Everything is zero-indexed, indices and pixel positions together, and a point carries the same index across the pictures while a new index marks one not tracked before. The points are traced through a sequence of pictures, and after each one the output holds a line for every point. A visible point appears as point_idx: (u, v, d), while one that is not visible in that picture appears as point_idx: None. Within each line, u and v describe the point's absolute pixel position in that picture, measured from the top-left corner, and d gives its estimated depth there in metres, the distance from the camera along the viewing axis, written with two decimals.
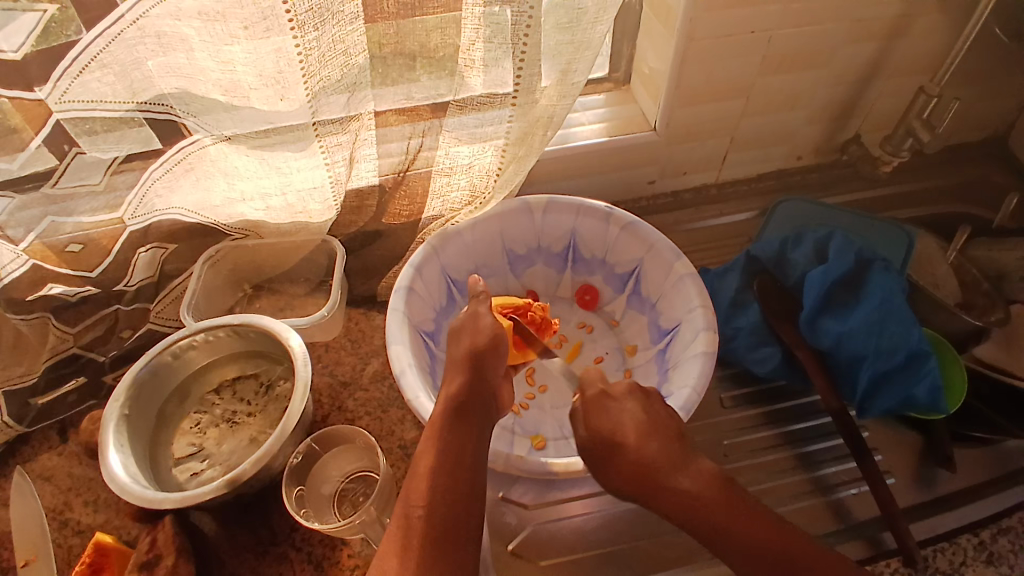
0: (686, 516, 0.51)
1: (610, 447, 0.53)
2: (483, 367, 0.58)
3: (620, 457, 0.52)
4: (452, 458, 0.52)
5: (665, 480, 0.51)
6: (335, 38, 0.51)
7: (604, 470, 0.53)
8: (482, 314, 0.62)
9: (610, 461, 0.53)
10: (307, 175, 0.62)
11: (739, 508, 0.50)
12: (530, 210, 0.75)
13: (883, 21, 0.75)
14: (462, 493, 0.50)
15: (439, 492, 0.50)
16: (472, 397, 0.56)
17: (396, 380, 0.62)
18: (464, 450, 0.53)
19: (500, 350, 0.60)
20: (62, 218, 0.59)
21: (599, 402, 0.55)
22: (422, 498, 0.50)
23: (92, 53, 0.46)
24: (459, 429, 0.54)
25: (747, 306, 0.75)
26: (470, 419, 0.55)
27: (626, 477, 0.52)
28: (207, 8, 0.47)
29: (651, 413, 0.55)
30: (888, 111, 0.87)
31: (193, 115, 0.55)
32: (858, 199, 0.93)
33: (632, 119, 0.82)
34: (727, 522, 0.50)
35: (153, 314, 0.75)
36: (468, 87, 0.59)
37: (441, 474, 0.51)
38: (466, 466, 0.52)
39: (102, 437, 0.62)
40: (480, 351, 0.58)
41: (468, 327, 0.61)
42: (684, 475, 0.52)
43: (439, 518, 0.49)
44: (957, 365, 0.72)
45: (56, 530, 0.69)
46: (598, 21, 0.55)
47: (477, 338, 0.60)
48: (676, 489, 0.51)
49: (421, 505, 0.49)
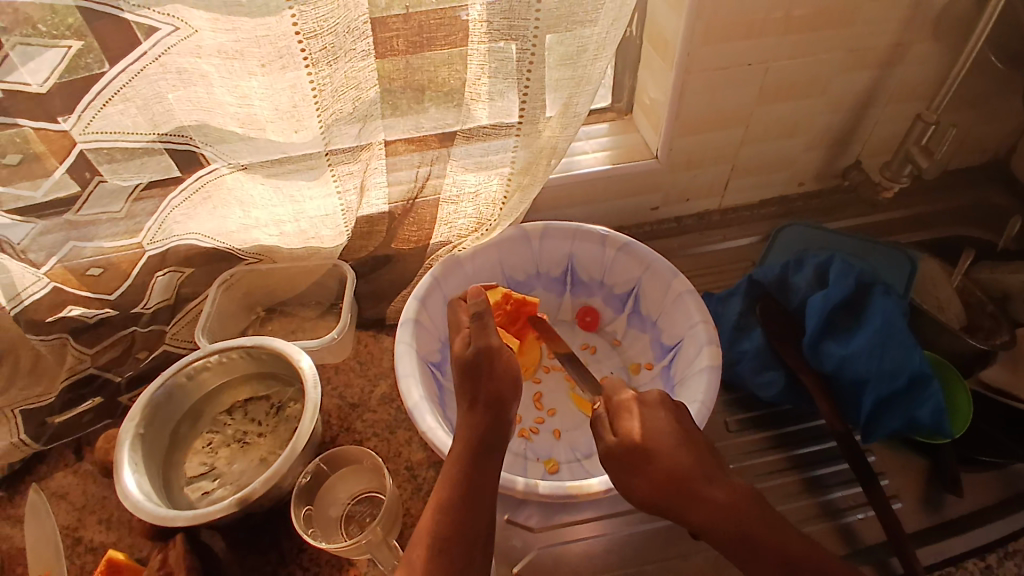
0: (718, 527, 0.50)
1: (641, 454, 0.52)
2: (506, 409, 0.57)
3: (652, 466, 0.52)
4: (472, 498, 0.53)
5: (698, 489, 0.51)
6: (347, 74, 0.54)
7: (630, 478, 0.52)
8: (497, 355, 0.59)
9: (641, 469, 0.52)
10: (319, 203, 0.64)
11: (777, 525, 0.50)
12: (528, 237, 0.77)
13: (879, 52, 0.76)
14: (479, 532, 0.52)
15: (461, 528, 0.51)
16: (491, 436, 0.56)
17: (409, 414, 0.63)
18: (483, 491, 0.53)
19: (513, 390, 0.58)
20: (82, 243, 0.62)
21: (628, 408, 0.56)
22: (446, 529, 0.51)
23: (115, 88, 0.49)
24: (480, 472, 0.54)
25: (750, 330, 0.75)
26: (488, 460, 0.55)
27: (664, 481, 0.51)
28: (226, 47, 0.49)
29: (680, 423, 0.55)
30: (887, 138, 0.89)
31: (211, 145, 0.57)
32: (858, 224, 0.94)
33: (634, 147, 0.84)
34: (763, 534, 0.50)
35: (169, 336, 0.77)
36: (475, 119, 0.61)
37: (463, 511, 0.52)
38: (483, 502, 0.53)
39: (118, 454, 0.64)
40: (501, 391, 0.57)
41: (484, 370, 0.58)
42: (716, 484, 0.51)
43: (457, 557, 0.50)
44: (964, 394, 0.71)
45: (69, 547, 0.71)
46: (598, 58, 0.58)
47: (500, 377, 0.58)
48: (710, 496, 0.51)
49: (444, 535, 0.51)
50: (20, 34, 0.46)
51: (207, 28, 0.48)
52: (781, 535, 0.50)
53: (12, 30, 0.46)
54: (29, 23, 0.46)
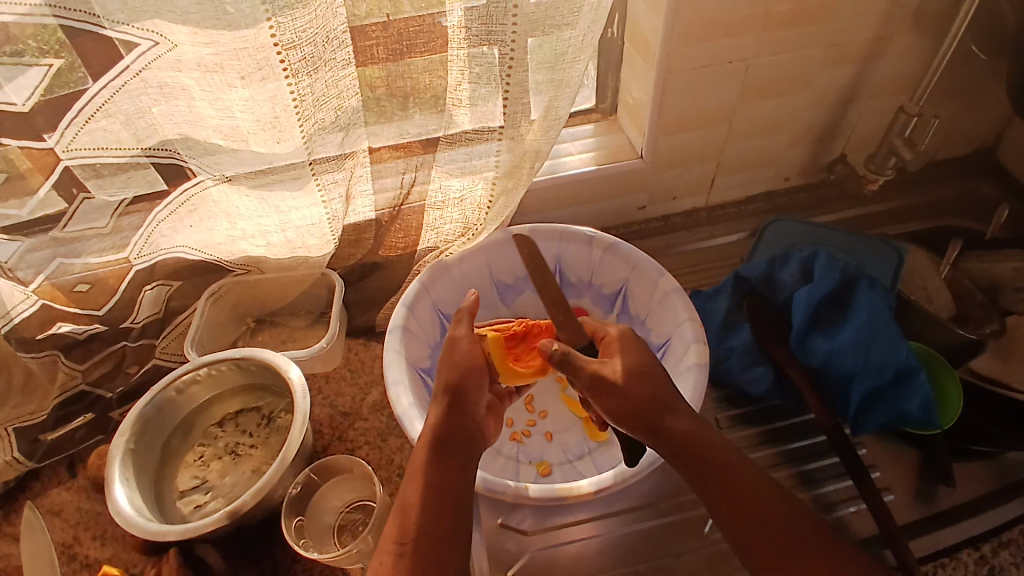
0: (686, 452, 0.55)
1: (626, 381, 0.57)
2: (463, 400, 0.59)
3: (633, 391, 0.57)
4: (434, 492, 0.52)
5: (664, 414, 0.56)
6: (328, 83, 0.54)
7: (612, 400, 0.56)
8: (458, 342, 0.64)
9: (621, 391, 0.56)
10: (305, 213, 0.64)
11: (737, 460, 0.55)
12: (514, 240, 0.77)
13: (860, 46, 0.77)
14: (447, 525, 0.51)
15: (427, 529, 0.50)
16: (451, 429, 0.57)
17: (398, 421, 0.63)
18: (449, 483, 0.54)
19: (476, 376, 0.61)
20: (70, 260, 0.62)
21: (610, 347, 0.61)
22: (407, 534, 0.50)
23: (96, 105, 0.49)
24: (443, 462, 0.55)
25: (738, 327, 0.76)
26: (449, 453, 0.55)
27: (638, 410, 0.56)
28: (207, 60, 0.49)
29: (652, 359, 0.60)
30: (872, 130, 0.89)
31: (195, 157, 0.57)
32: (846, 217, 0.95)
33: (619, 147, 0.85)
34: (729, 471, 0.54)
35: (160, 350, 0.77)
36: (457, 124, 0.61)
37: (428, 509, 0.51)
38: (449, 498, 0.53)
39: (108, 471, 0.63)
40: (458, 383, 0.60)
41: (447, 359, 0.62)
42: (680, 416, 0.57)
43: (425, 551, 0.49)
44: (952, 378, 0.72)
45: (65, 564, 0.71)
46: (577, 60, 0.58)
47: (457, 364, 0.62)
48: (678, 430, 0.56)
49: (409, 540, 0.49)
50: (11, 50, 0.46)
51: (187, 43, 0.48)
52: (745, 468, 0.55)
53: (1, 47, 0.45)
54: (17, 40, 0.45)
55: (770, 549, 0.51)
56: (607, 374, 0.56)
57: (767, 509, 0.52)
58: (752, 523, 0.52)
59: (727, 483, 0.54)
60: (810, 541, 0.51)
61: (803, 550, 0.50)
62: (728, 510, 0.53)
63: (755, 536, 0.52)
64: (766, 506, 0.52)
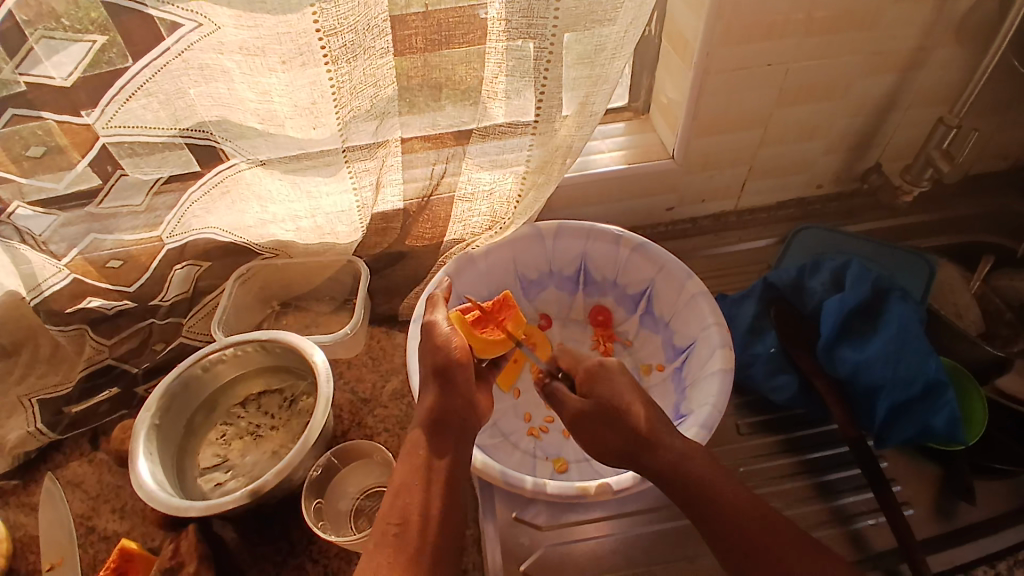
0: (677, 477, 0.56)
1: (607, 414, 0.58)
2: (450, 380, 0.60)
3: (615, 426, 0.57)
4: (425, 477, 0.56)
5: (660, 443, 0.57)
6: (366, 72, 0.54)
7: (602, 431, 0.58)
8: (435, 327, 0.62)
9: (615, 424, 0.57)
10: (336, 200, 0.65)
11: (726, 484, 0.57)
12: (542, 236, 0.77)
13: (900, 54, 0.76)
14: (432, 507, 0.54)
15: (418, 511, 0.53)
16: (445, 409, 0.59)
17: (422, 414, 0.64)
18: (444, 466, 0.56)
19: (463, 353, 0.61)
20: (103, 236, 0.62)
21: (598, 373, 0.61)
22: (397, 516, 0.53)
23: (138, 83, 0.50)
24: (439, 445, 0.57)
25: (764, 333, 0.75)
26: (442, 433, 0.58)
27: (621, 440, 0.57)
28: (249, 43, 0.49)
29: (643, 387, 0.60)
30: (908, 140, 0.88)
31: (230, 140, 0.58)
32: (877, 228, 0.94)
33: (650, 147, 0.84)
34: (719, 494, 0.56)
35: (186, 328, 0.78)
36: (491, 117, 0.61)
37: (416, 496, 0.54)
38: (437, 478, 0.56)
39: (133, 445, 0.64)
40: (445, 365, 0.60)
41: (428, 343, 0.62)
42: (673, 440, 0.58)
43: (412, 534, 0.52)
44: (981, 400, 0.70)
45: (83, 535, 0.72)
46: (615, 58, 0.58)
47: (442, 346, 0.61)
48: (665, 456, 0.57)
49: (400, 524, 0.53)
50: (44, 27, 0.46)
51: (231, 25, 0.48)
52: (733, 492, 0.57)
53: (36, 23, 0.46)
54: (52, 16, 0.46)
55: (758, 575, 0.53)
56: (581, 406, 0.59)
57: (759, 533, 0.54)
58: (743, 547, 0.54)
59: (716, 505, 0.56)
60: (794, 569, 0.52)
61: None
62: (712, 531, 0.55)
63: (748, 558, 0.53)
64: (754, 535, 0.54)
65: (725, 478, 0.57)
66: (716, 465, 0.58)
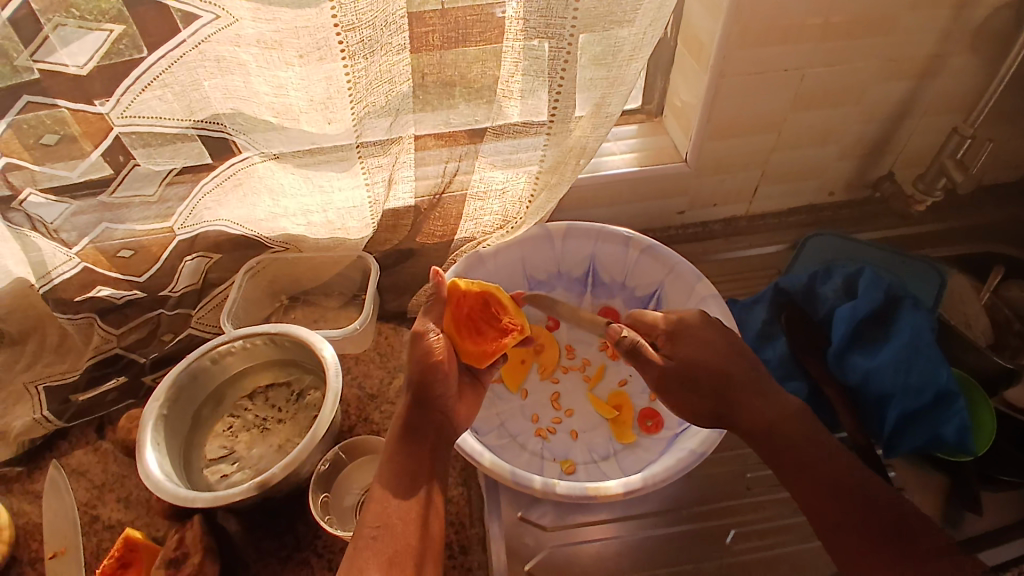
0: (769, 436, 0.61)
1: (703, 377, 0.63)
2: (427, 391, 0.60)
3: (698, 383, 0.63)
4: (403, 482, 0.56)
5: (746, 403, 0.62)
6: (381, 68, 0.54)
7: (687, 397, 0.63)
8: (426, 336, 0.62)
9: (696, 388, 0.63)
10: (348, 195, 0.65)
11: (818, 445, 0.60)
12: (551, 236, 0.78)
13: (916, 62, 0.75)
14: (412, 512, 0.54)
15: (397, 517, 0.54)
16: (417, 419, 0.59)
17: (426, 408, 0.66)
18: (419, 479, 0.56)
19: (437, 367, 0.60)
20: (115, 225, 0.63)
21: (680, 334, 0.66)
22: (379, 517, 0.53)
23: (154, 74, 0.50)
24: (412, 456, 0.57)
25: (774, 339, 0.74)
26: (416, 440, 0.58)
27: (711, 397, 0.62)
28: (266, 36, 0.49)
29: (724, 345, 0.64)
30: (922, 148, 0.87)
31: (245, 133, 0.58)
32: (888, 236, 0.93)
33: (663, 150, 0.84)
34: (811, 456, 0.59)
35: (195, 320, 0.79)
36: (506, 116, 0.61)
37: (395, 499, 0.55)
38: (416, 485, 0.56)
39: (141, 435, 0.65)
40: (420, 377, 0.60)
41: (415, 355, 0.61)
42: (764, 403, 0.62)
43: (392, 539, 0.52)
44: (987, 407, 0.70)
45: (87, 524, 0.72)
46: (633, 59, 0.57)
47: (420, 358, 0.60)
48: (756, 414, 0.62)
49: (381, 527, 0.53)
50: (57, 15, 0.46)
51: (249, 18, 0.48)
52: (830, 460, 0.59)
53: (50, 12, 0.46)
54: (63, 6, 0.46)
55: (855, 539, 0.56)
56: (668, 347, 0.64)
57: (851, 497, 0.57)
58: (838, 513, 0.57)
59: (809, 466, 0.59)
60: (894, 534, 0.55)
61: (890, 541, 0.55)
62: (810, 492, 0.59)
63: (839, 525, 0.57)
64: (854, 498, 0.57)
65: (819, 448, 0.60)
66: (814, 436, 0.61)
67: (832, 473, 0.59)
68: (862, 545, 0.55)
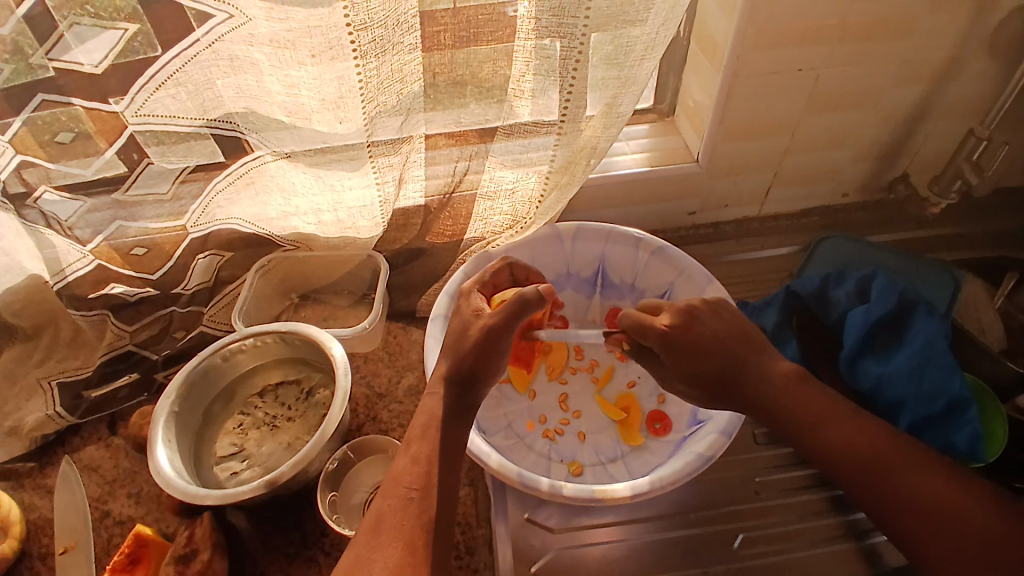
0: (773, 400, 0.58)
1: (722, 368, 0.60)
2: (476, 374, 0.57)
3: (709, 372, 0.60)
4: (442, 448, 0.54)
5: (750, 373, 0.59)
6: (393, 67, 0.54)
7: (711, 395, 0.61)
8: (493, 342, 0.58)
9: (713, 380, 0.60)
10: (359, 194, 0.65)
11: (817, 403, 0.57)
12: (560, 237, 0.77)
13: (933, 64, 0.74)
14: (448, 479, 0.52)
15: (433, 479, 0.52)
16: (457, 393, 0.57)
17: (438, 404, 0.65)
18: (450, 451, 0.54)
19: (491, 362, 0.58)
20: (128, 223, 0.63)
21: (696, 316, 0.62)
22: (417, 481, 0.51)
23: (168, 73, 0.50)
24: (448, 428, 0.55)
25: (785, 342, 0.73)
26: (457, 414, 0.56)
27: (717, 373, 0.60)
28: (279, 36, 0.49)
29: (732, 325, 0.61)
30: (938, 151, 0.86)
31: (257, 132, 0.58)
32: (901, 239, 0.92)
33: (675, 150, 0.83)
34: (815, 414, 0.57)
35: (206, 318, 0.79)
36: (516, 116, 0.61)
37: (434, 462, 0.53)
38: (453, 453, 0.54)
39: (152, 432, 0.65)
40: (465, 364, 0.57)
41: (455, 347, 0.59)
42: (766, 370, 0.59)
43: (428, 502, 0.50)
44: (1000, 416, 0.69)
45: (98, 519, 0.73)
46: (645, 58, 0.57)
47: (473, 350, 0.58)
48: (760, 382, 0.59)
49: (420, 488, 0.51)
50: (71, 13, 0.47)
51: (262, 18, 0.48)
52: (838, 421, 0.56)
53: (64, 9, 0.46)
54: (79, 3, 0.46)
55: (885, 495, 0.53)
56: (679, 332, 0.61)
57: (874, 453, 0.54)
58: (862, 472, 0.54)
59: (817, 425, 0.56)
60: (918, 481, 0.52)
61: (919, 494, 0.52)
62: (822, 453, 0.56)
63: (862, 483, 0.54)
64: (878, 449, 0.54)
65: (821, 404, 0.57)
66: (817, 396, 0.58)
67: (839, 429, 0.56)
68: (896, 501, 0.52)
